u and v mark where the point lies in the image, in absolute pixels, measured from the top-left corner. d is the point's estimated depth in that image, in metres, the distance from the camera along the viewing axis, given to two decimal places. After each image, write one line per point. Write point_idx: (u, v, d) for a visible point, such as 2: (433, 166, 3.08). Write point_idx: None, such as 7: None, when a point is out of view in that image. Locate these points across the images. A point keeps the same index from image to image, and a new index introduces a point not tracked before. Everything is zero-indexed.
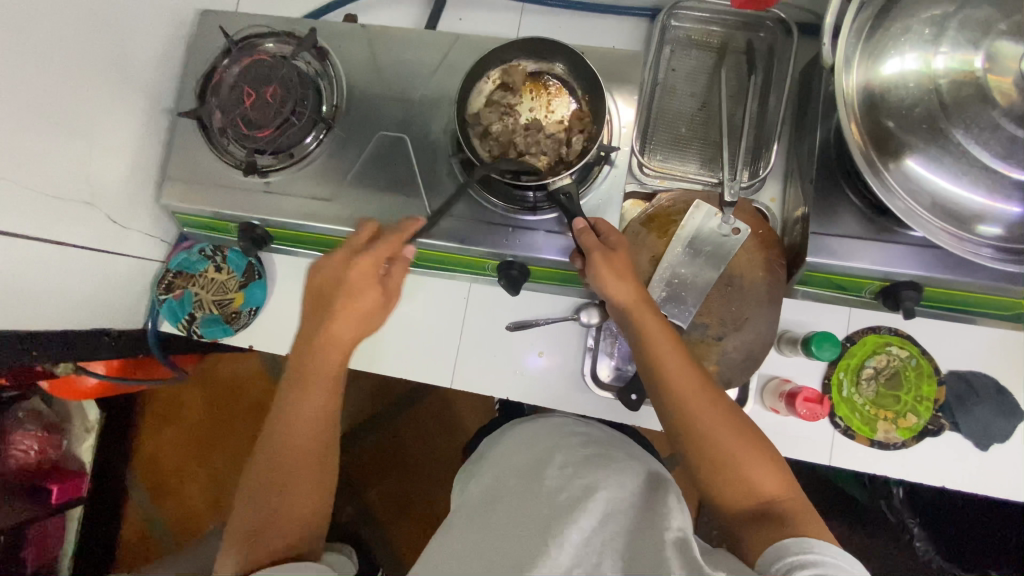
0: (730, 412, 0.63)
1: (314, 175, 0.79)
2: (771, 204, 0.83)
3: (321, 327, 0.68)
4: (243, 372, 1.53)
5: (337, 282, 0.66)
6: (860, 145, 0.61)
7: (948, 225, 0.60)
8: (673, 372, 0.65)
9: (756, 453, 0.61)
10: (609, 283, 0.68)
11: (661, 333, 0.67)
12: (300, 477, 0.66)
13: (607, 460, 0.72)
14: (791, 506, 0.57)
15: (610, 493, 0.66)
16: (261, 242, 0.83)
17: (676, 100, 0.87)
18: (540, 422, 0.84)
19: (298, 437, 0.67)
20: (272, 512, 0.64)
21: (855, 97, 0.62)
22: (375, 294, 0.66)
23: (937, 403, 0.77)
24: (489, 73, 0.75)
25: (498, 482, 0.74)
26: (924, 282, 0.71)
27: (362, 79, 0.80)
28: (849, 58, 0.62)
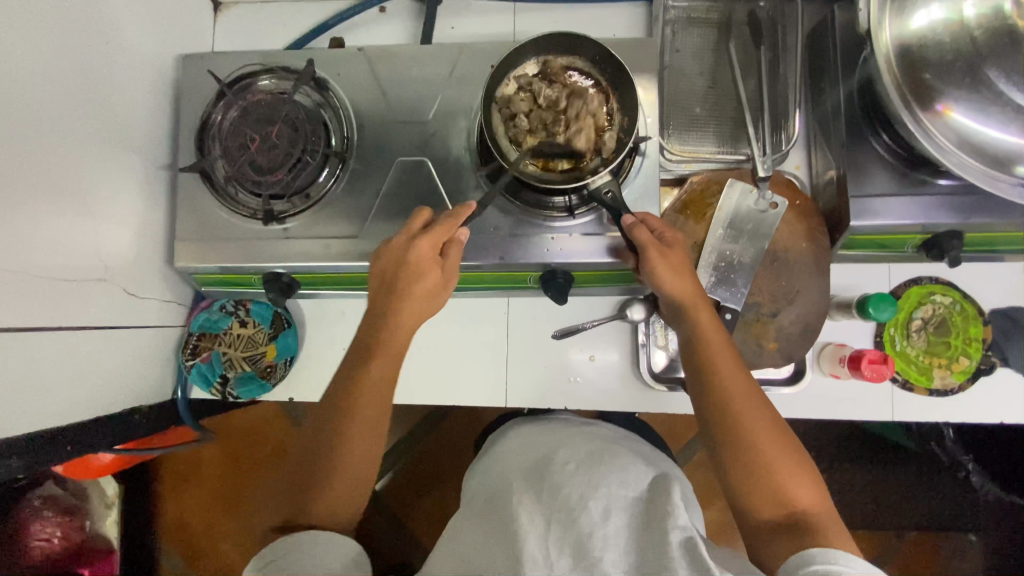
0: (778, 421, 0.62)
1: (335, 213, 0.75)
2: (797, 171, 0.83)
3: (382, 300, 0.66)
4: (255, 418, 1.41)
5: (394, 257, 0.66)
6: (902, 96, 0.60)
7: (985, 166, 0.59)
8: (721, 369, 0.64)
9: (795, 464, 0.59)
10: (666, 278, 0.66)
11: (714, 331, 0.66)
12: (350, 459, 0.62)
13: (611, 457, 0.70)
14: (821, 520, 0.57)
15: (619, 488, 0.64)
16: (290, 289, 0.78)
17: (687, 80, 0.85)
18: (550, 424, 0.80)
19: (349, 423, 0.63)
20: (318, 486, 0.62)
21: (890, 51, 0.61)
22: (433, 276, 0.65)
23: (987, 343, 0.79)
24: (509, 76, 0.71)
25: (501, 479, 0.71)
26: (966, 229, 0.72)
27: (368, 106, 0.77)
28: (879, 12, 0.62)
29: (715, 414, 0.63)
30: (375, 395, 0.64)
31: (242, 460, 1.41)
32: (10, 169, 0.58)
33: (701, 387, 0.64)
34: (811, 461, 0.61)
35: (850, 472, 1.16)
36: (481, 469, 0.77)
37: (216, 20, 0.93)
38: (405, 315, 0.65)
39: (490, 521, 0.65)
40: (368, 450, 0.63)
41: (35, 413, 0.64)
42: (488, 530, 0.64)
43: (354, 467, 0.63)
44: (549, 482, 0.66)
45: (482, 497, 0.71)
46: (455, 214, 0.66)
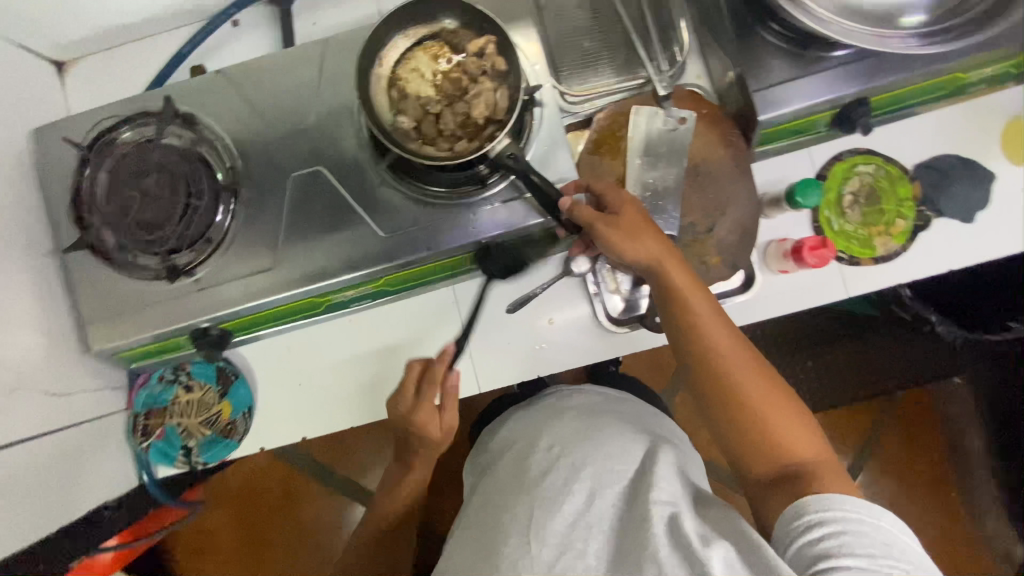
0: (767, 370, 0.62)
1: (244, 249, 0.71)
2: (699, 81, 0.81)
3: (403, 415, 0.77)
4: (250, 472, 1.35)
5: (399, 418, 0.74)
6: None
7: (876, 29, 0.61)
8: (704, 326, 0.63)
9: (787, 411, 0.60)
10: (622, 249, 0.65)
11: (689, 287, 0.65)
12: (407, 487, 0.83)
13: (596, 431, 0.70)
14: (816, 466, 0.58)
15: (603, 466, 0.65)
16: (222, 341, 0.75)
17: (568, 17, 0.81)
18: (543, 404, 0.81)
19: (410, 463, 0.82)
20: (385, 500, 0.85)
21: None
22: (434, 429, 0.74)
23: (918, 199, 0.79)
24: (381, 54, 0.66)
25: (492, 484, 0.71)
26: (870, 94, 0.72)
27: (246, 130, 0.72)
28: None
29: (701, 371, 0.63)
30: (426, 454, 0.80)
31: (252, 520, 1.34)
32: None
33: (687, 344, 0.64)
34: (806, 408, 0.62)
35: (830, 356, 1.21)
36: (482, 467, 0.78)
37: (63, 81, 0.84)
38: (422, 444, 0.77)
39: (473, 527, 0.67)
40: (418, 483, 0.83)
41: None
42: (490, 522, 0.65)
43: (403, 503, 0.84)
44: (531, 478, 0.66)
45: (479, 495, 0.71)
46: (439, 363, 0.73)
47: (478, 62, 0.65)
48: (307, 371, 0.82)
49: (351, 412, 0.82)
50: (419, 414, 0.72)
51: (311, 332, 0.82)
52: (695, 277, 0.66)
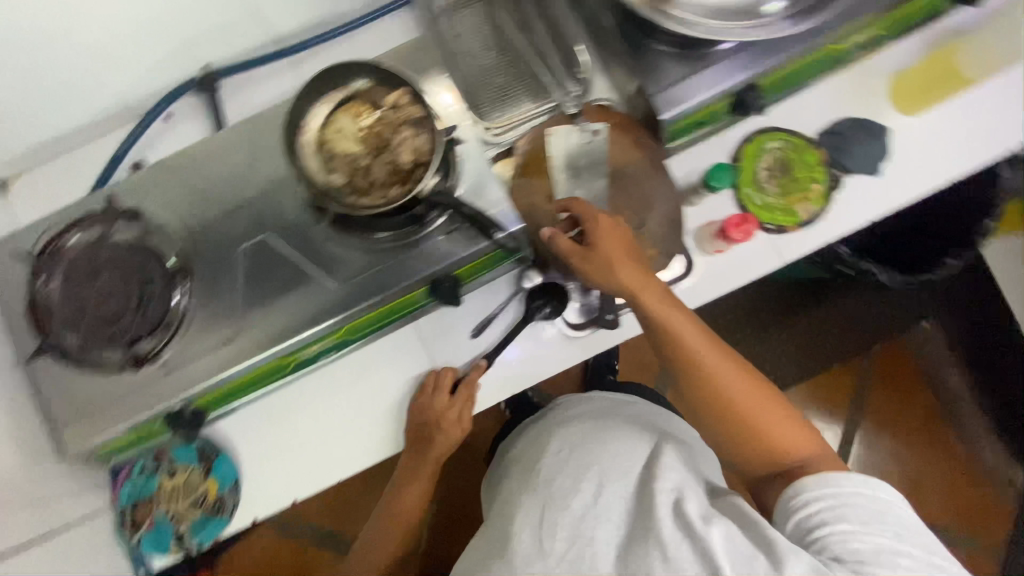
0: (754, 376, 0.69)
1: (204, 326, 0.74)
2: (608, 95, 0.85)
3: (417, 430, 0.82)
4: (261, 555, 1.32)
5: (422, 414, 0.81)
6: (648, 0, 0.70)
7: (744, 22, 0.71)
8: (690, 348, 0.69)
9: (776, 412, 0.67)
10: (600, 280, 0.72)
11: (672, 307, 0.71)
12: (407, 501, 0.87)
13: (603, 433, 0.77)
14: (811, 458, 0.65)
15: (612, 462, 0.70)
16: (197, 420, 0.75)
17: (478, 60, 0.88)
18: (558, 413, 0.87)
19: (412, 478, 0.87)
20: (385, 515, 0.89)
21: None
22: (455, 430, 0.81)
23: (827, 163, 0.85)
24: (305, 120, 0.71)
25: (505, 494, 0.77)
26: (759, 79, 0.79)
27: (191, 213, 0.75)
28: None
29: (693, 385, 0.69)
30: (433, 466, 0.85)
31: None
32: None
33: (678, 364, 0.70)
34: (793, 407, 0.69)
35: None
36: (496, 484, 0.83)
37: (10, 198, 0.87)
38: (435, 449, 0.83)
39: (487, 536, 0.72)
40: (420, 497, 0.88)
41: None
42: (496, 534, 0.71)
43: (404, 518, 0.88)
44: (543, 477, 0.72)
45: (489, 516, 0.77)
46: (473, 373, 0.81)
47: (396, 114, 0.70)
48: (287, 433, 0.82)
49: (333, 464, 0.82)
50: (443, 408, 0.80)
51: (284, 395, 0.83)
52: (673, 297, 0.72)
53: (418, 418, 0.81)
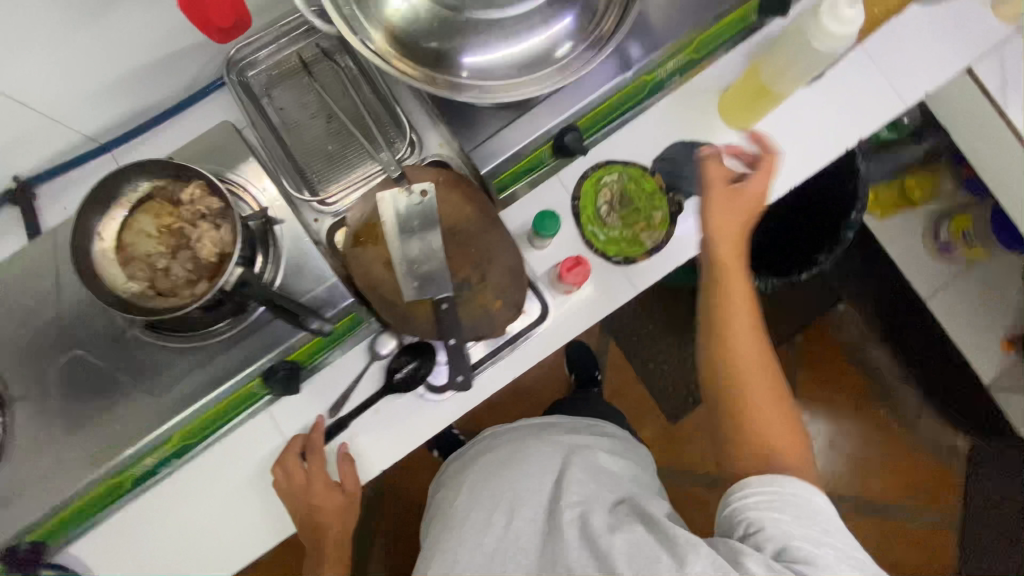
0: (783, 398, 0.65)
1: (27, 453, 0.71)
2: (442, 148, 0.84)
3: (302, 510, 0.79)
4: None
5: (302, 503, 0.78)
6: (430, 76, 0.66)
7: (543, 71, 0.68)
8: (731, 310, 0.66)
9: (784, 426, 0.64)
10: (715, 215, 0.68)
11: (734, 273, 0.67)
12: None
13: (520, 457, 0.80)
14: (792, 463, 0.62)
15: (523, 486, 0.75)
16: (37, 550, 0.73)
17: (305, 129, 0.85)
18: (473, 450, 0.89)
19: (323, 558, 0.84)
20: None
21: (390, 45, 0.66)
22: (335, 498, 0.80)
23: (665, 187, 0.86)
24: (96, 227, 0.67)
25: (425, 541, 0.80)
26: (575, 120, 0.79)
27: (1, 336, 0.72)
28: (358, 23, 0.66)
29: (714, 333, 0.66)
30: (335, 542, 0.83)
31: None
32: None
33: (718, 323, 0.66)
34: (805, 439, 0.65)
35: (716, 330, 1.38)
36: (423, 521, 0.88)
37: None
38: (325, 524, 0.80)
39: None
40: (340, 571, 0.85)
41: None
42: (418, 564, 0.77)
43: None
44: (458, 517, 0.76)
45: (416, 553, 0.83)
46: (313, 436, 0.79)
47: (193, 206, 0.68)
48: (148, 547, 0.78)
49: (213, 566, 0.79)
50: (316, 487, 0.78)
51: (139, 507, 0.78)
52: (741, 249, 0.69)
53: (302, 508, 0.79)
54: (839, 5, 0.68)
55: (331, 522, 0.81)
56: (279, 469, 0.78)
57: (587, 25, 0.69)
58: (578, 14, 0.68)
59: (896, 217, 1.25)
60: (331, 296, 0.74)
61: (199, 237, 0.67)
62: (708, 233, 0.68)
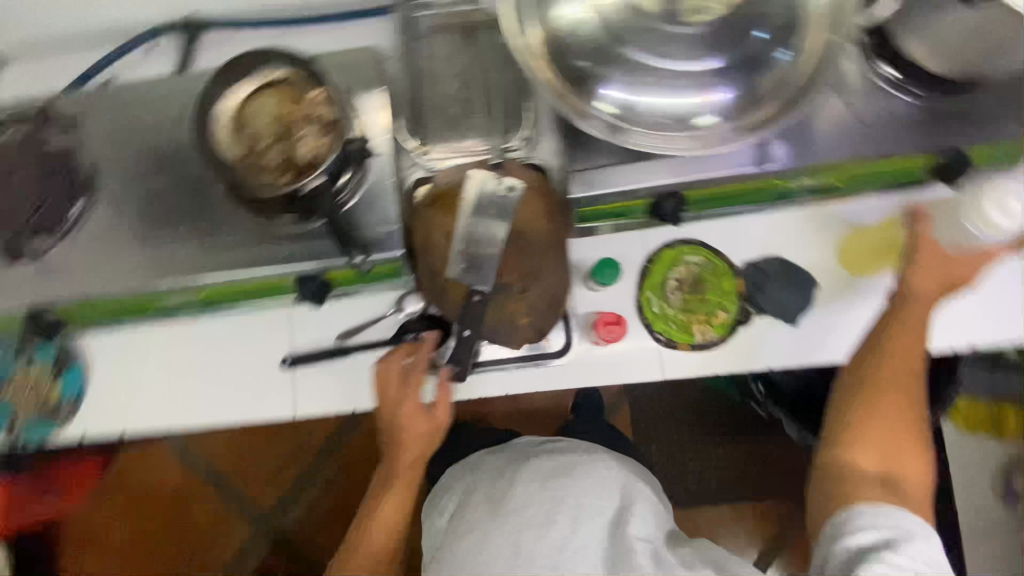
0: (919, 434, 0.70)
1: (85, 242, 0.78)
2: (550, 158, 0.85)
3: (389, 423, 0.79)
4: (155, 472, 1.55)
5: (387, 413, 0.78)
6: (565, 90, 0.65)
7: (677, 131, 0.66)
8: (898, 354, 0.71)
9: (915, 457, 0.69)
10: (918, 278, 0.73)
11: (920, 325, 0.72)
12: (382, 517, 0.81)
13: (570, 467, 0.78)
14: (912, 494, 0.67)
15: (585, 497, 0.74)
16: (54, 327, 0.81)
17: (441, 84, 0.89)
18: (511, 449, 0.88)
19: (387, 492, 0.81)
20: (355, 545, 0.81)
21: (544, 48, 0.66)
22: (419, 424, 0.78)
23: (742, 294, 0.82)
24: (227, 90, 0.74)
25: (467, 510, 0.79)
26: (685, 189, 0.77)
27: (113, 138, 0.80)
28: (526, 17, 0.67)
29: (870, 372, 0.72)
30: (402, 477, 0.81)
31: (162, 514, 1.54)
32: None
33: (877, 356, 0.72)
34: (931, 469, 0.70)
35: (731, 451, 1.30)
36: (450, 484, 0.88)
37: None
38: (402, 449, 0.79)
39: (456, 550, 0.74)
40: (400, 511, 0.81)
41: None
42: (458, 534, 0.76)
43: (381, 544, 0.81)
44: (511, 504, 0.74)
45: (454, 504, 0.83)
46: (416, 353, 0.79)
47: (311, 109, 0.73)
48: (138, 371, 0.85)
49: (217, 417, 0.84)
50: (410, 403, 0.77)
51: (150, 335, 0.86)
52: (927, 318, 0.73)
53: (388, 416, 0.78)
54: (1008, 198, 0.67)
55: (410, 447, 0.79)
56: (384, 367, 0.79)
57: (738, 107, 0.67)
58: (734, 93, 0.66)
59: (976, 439, 1.09)
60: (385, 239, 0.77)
61: (303, 136, 0.72)
62: (914, 280, 0.73)
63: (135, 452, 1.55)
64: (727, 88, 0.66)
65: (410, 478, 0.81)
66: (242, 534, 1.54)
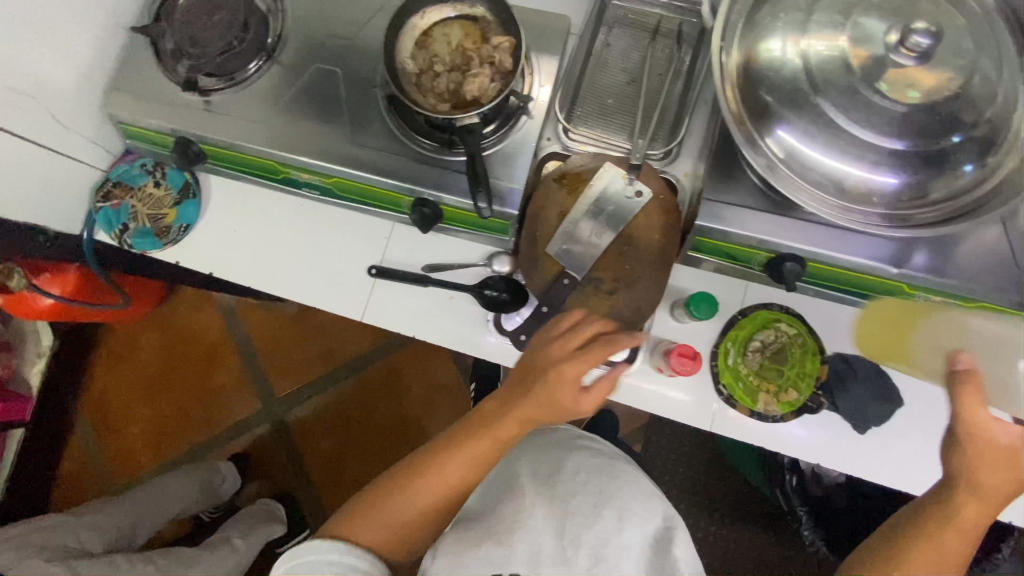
0: None
1: (248, 98, 0.84)
2: (683, 177, 0.86)
3: (536, 376, 0.68)
4: (198, 321, 1.67)
5: (546, 362, 0.68)
6: (741, 119, 0.64)
7: (830, 197, 0.65)
8: (937, 551, 0.60)
9: None
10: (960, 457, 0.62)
11: (966, 512, 0.61)
12: (455, 466, 0.70)
13: (614, 469, 0.77)
14: None
15: (632, 504, 0.72)
16: (195, 159, 0.87)
17: (608, 73, 0.90)
18: (544, 436, 0.84)
19: (476, 441, 0.70)
20: (412, 477, 0.71)
21: (736, 72, 0.65)
22: (567, 396, 0.65)
23: (820, 381, 0.80)
24: (425, 9, 0.77)
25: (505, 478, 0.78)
26: (808, 257, 0.75)
27: (305, 14, 0.85)
28: (730, 38, 0.66)
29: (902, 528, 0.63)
30: (502, 436, 0.69)
31: (193, 363, 1.65)
32: None
33: (904, 549, 0.62)
34: None
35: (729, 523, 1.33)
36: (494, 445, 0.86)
37: None
38: (523, 406, 0.68)
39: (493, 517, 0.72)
40: (476, 468, 0.70)
41: None
42: (495, 500, 0.75)
43: (437, 491, 0.71)
44: (559, 489, 0.73)
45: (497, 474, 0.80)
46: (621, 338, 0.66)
47: (492, 53, 0.75)
48: (246, 225, 0.93)
49: (303, 294, 0.91)
50: (577, 366, 0.65)
51: (268, 198, 0.93)
52: (986, 513, 0.61)
53: (541, 366, 0.68)
54: None
55: (532, 408, 0.67)
56: (571, 320, 0.70)
57: (903, 196, 0.65)
58: (905, 184, 0.64)
59: None
60: (507, 196, 0.79)
61: (476, 74, 0.75)
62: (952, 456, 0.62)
63: (188, 297, 1.66)
64: (898, 174, 0.63)
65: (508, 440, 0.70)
66: (251, 409, 1.63)
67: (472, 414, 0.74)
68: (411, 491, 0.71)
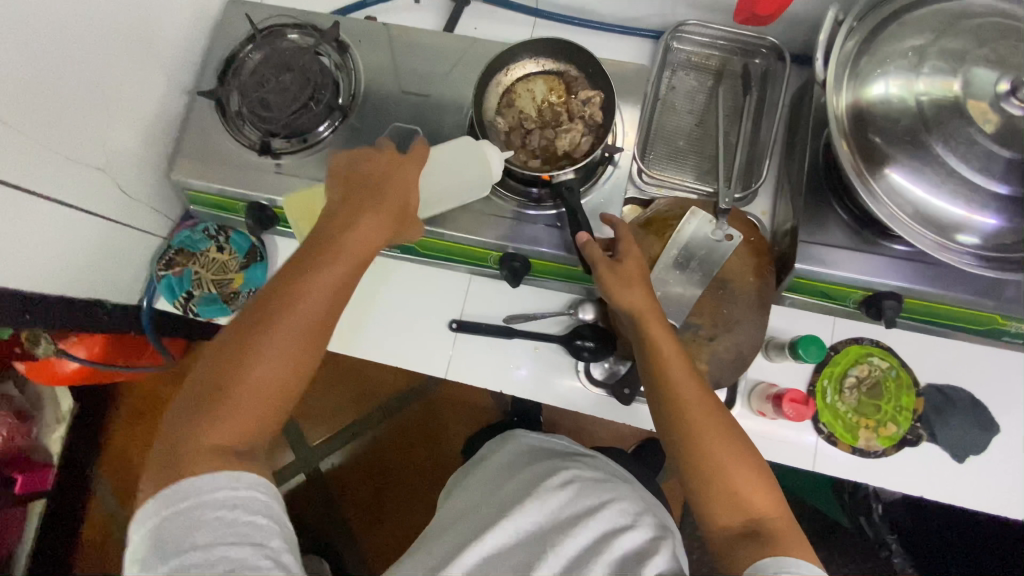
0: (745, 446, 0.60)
1: (323, 161, 0.82)
2: (762, 216, 0.88)
3: (345, 211, 0.63)
4: None
5: (380, 176, 0.66)
6: (850, 157, 0.66)
7: (931, 233, 0.64)
8: (675, 394, 0.63)
9: (752, 470, 0.59)
10: (618, 293, 0.68)
11: (665, 337, 0.66)
12: (288, 328, 0.57)
13: (613, 486, 0.71)
14: (778, 526, 0.56)
15: (618, 511, 0.65)
16: (269, 223, 0.84)
17: (676, 116, 0.91)
18: (549, 447, 0.86)
19: (299, 294, 0.58)
20: (254, 345, 0.56)
21: (844, 116, 0.67)
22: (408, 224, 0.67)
23: (917, 413, 0.80)
24: (511, 65, 0.78)
25: (493, 494, 0.75)
26: (905, 294, 0.75)
27: (378, 73, 0.84)
28: (838, 82, 0.68)
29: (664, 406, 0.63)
30: (335, 286, 0.60)
31: None
32: (59, 57, 0.65)
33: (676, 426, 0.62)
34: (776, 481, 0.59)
35: None
36: (492, 464, 0.84)
37: None
38: (359, 234, 0.62)
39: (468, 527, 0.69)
40: (318, 326, 0.59)
41: (20, 271, 0.70)
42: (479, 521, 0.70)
43: (285, 358, 0.57)
44: (537, 495, 0.69)
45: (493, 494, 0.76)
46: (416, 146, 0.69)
47: (582, 108, 0.75)
48: None
49: (382, 355, 0.89)
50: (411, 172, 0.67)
51: None
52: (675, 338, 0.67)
53: (366, 191, 0.64)
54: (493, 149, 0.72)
55: (342, 254, 0.61)
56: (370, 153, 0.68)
57: (1003, 239, 0.64)
58: (1007, 228, 0.63)
59: None
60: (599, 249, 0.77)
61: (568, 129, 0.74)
62: (624, 303, 0.68)
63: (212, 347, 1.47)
64: (998, 216, 0.63)
65: (340, 281, 0.61)
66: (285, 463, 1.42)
67: (298, 260, 0.61)
68: (247, 372, 0.56)
